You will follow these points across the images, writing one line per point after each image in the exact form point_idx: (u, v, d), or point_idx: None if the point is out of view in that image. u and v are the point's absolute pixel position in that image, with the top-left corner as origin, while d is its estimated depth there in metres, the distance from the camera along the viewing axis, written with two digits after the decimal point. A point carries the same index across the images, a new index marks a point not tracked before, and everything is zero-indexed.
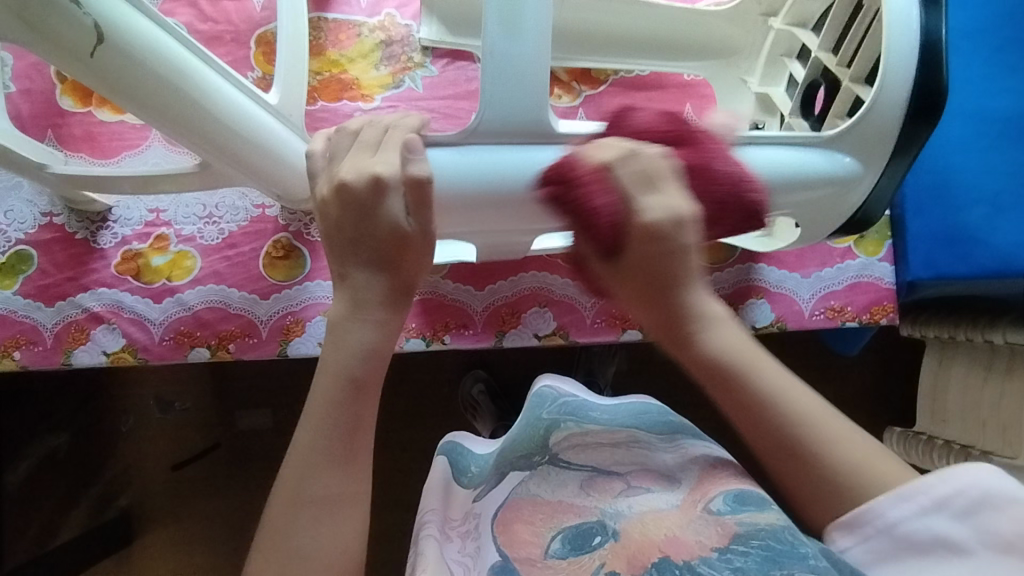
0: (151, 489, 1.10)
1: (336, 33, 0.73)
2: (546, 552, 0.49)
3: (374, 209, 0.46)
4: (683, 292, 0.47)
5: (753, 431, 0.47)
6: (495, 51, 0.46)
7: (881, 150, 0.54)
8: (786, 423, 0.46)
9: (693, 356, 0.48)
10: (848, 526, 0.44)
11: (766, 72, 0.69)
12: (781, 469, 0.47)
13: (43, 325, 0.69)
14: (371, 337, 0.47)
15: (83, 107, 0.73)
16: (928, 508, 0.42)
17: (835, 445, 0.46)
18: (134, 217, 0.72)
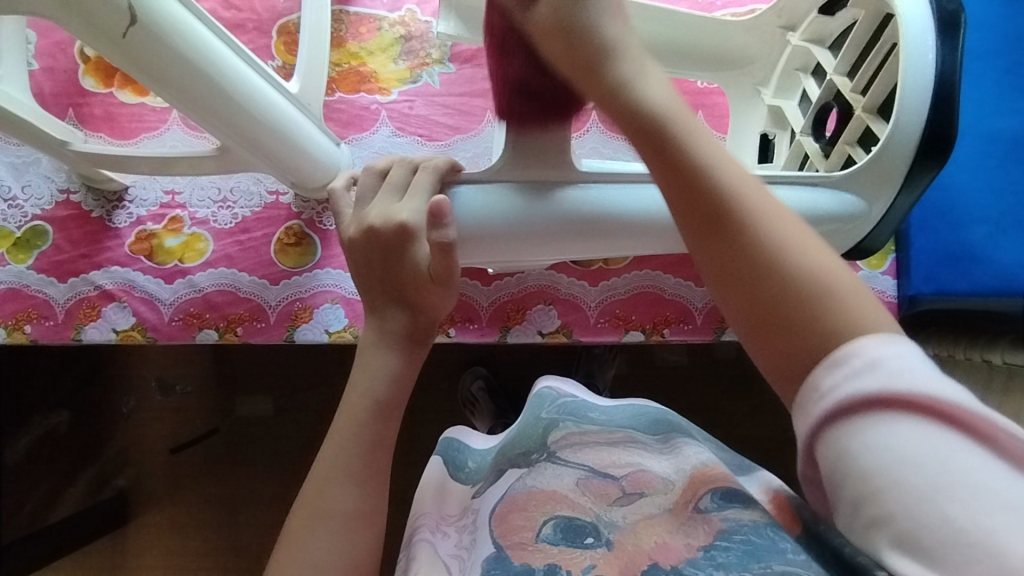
0: (148, 469, 1.11)
1: (357, 26, 0.74)
2: (537, 536, 0.50)
3: (399, 252, 0.48)
4: (608, 73, 0.43)
5: (691, 222, 0.41)
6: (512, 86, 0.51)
7: (888, 184, 0.55)
8: (729, 209, 0.40)
9: (619, 113, 0.43)
10: (798, 403, 0.37)
11: (780, 85, 0.70)
12: (727, 275, 0.39)
13: (55, 300, 0.71)
14: (394, 364, 0.49)
15: (104, 88, 0.74)
16: (844, 384, 0.34)
17: (793, 247, 0.39)
18: (150, 198, 0.73)
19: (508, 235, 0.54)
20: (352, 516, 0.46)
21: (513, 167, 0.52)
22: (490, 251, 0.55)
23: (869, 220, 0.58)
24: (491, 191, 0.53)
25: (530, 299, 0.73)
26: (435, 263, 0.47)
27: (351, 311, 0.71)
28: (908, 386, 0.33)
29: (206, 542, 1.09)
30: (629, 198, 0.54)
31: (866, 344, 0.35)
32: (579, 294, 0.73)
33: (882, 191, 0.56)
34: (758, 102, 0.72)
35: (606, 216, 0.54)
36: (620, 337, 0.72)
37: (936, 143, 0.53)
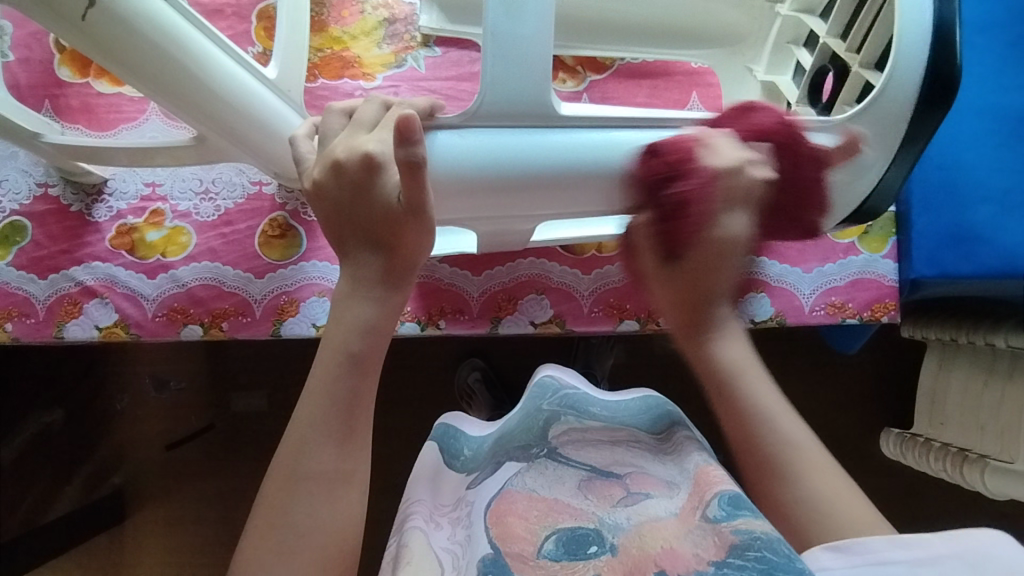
0: (143, 467, 1.10)
1: (339, 9, 0.72)
2: (539, 552, 0.48)
3: (369, 186, 0.46)
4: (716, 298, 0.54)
5: (736, 439, 0.52)
6: (496, 33, 0.45)
7: (893, 133, 0.53)
8: (768, 435, 0.51)
9: (706, 359, 0.54)
10: (839, 548, 0.45)
11: (772, 60, 0.67)
12: (765, 487, 0.50)
13: (36, 297, 0.69)
14: (371, 314, 0.48)
15: (81, 78, 0.72)
16: (921, 561, 0.43)
17: (810, 474, 0.50)
18: (130, 191, 0.71)
19: (483, 188, 0.50)
20: (327, 475, 0.46)
21: (496, 112, 0.48)
22: (467, 206, 0.51)
23: (869, 176, 0.56)
24: (468, 136, 0.49)
25: (521, 289, 0.71)
26: (405, 189, 0.44)
27: None
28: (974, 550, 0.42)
29: (204, 539, 1.08)
30: (615, 146, 0.51)
31: (921, 538, 0.44)
32: (571, 282, 0.71)
33: (888, 139, 0.54)
34: (751, 80, 0.69)
35: (589, 172, 0.51)
36: (614, 326, 0.71)
37: (937, 90, 0.51)
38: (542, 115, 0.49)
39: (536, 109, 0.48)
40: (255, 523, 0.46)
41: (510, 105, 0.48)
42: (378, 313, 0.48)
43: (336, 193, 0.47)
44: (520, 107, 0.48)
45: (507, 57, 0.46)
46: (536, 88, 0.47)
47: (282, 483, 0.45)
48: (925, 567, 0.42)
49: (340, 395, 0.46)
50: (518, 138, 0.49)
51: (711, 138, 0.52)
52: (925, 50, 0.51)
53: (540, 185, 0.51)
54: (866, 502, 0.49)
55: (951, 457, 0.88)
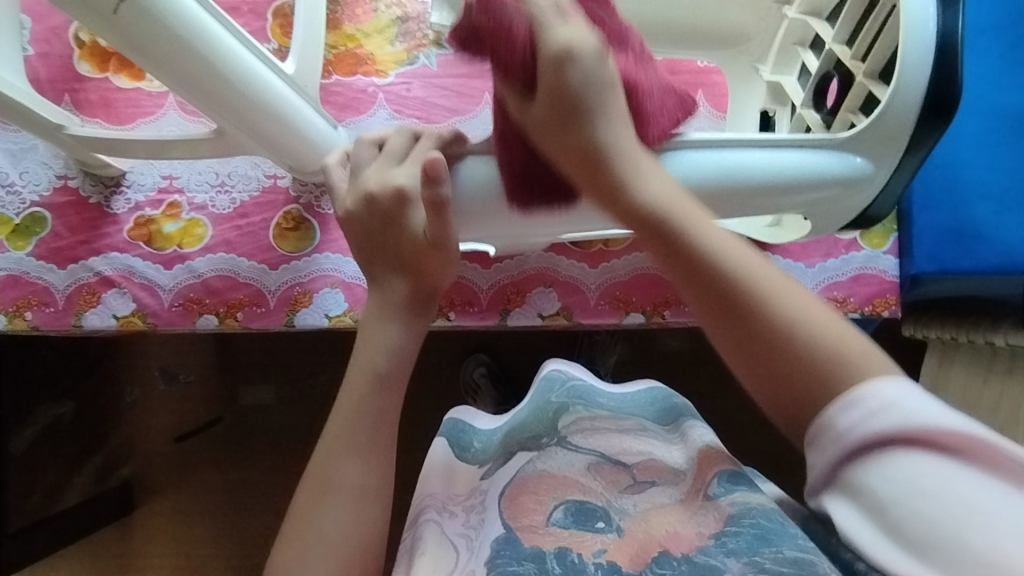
0: (153, 458, 1.12)
1: (353, 7, 0.74)
2: (548, 520, 0.51)
3: (398, 218, 0.49)
4: (589, 115, 0.44)
5: (697, 297, 0.43)
6: None
7: (893, 146, 0.55)
8: (723, 262, 0.43)
9: (624, 207, 0.45)
10: (814, 439, 0.40)
11: (778, 61, 0.69)
12: (766, 334, 0.41)
13: (56, 286, 0.70)
14: (398, 338, 0.49)
15: (100, 73, 0.74)
16: (874, 412, 0.38)
17: (791, 307, 0.42)
18: (148, 183, 0.72)
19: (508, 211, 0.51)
20: (353, 475, 0.47)
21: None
22: (486, 227, 0.53)
23: (873, 186, 0.57)
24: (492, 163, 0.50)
25: (529, 282, 0.72)
26: (431, 226, 0.48)
27: (351, 294, 0.71)
28: (922, 416, 0.37)
29: (212, 530, 1.10)
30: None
31: (876, 384, 0.39)
32: (579, 276, 0.73)
33: (888, 155, 0.55)
34: (756, 78, 0.71)
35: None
36: (620, 319, 0.72)
37: (940, 102, 0.52)
38: None
39: None
40: (288, 523, 0.47)
41: None
42: (404, 333, 0.49)
43: (363, 219, 0.50)
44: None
45: None
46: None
47: (313, 488, 0.47)
48: (877, 419, 0.37)
49: (366, 386, 0.48)
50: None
51: (717, 156, 0.53)
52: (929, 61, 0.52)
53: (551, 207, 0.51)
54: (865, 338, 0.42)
55: None
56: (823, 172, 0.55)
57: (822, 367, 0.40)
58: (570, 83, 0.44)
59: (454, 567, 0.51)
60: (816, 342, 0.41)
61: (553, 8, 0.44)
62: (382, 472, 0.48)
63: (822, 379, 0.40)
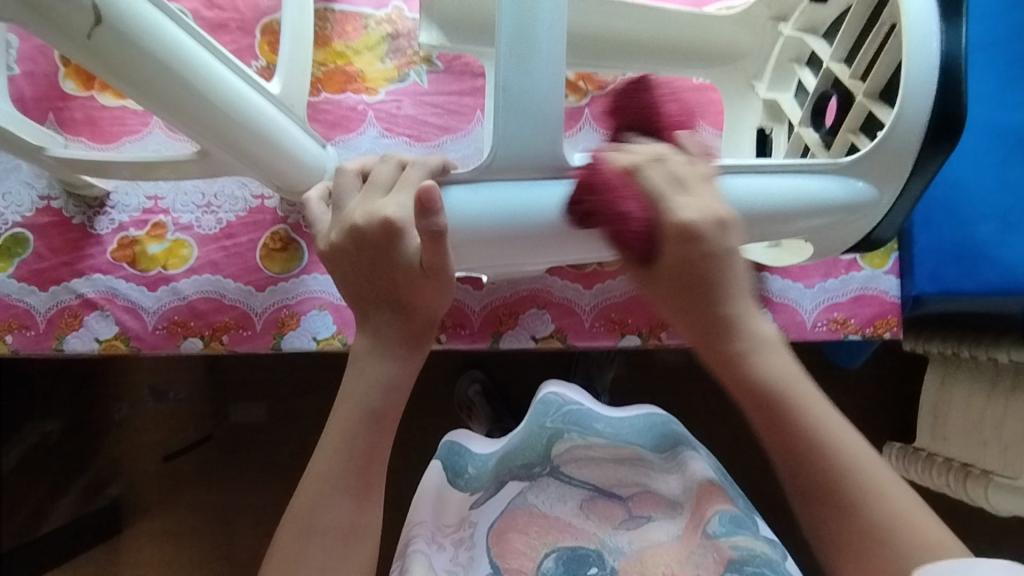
0: (141, 478, 1.09)
1: (342, 24, 0.72)
2: (540, 569, 0.50)
3: (388, 250, 0.45)
4: (733, 300, 0.48)
5: (780, 458, 0.47)
6: (507, 85, 0.44)
7: (899, 170, 0.54)
8: (817, 459, 0.46)
9: (668, 242, 0.45)
10: None
11: (773, 78, 0.68)
12: (820, 516, 0.46)
13: (37, 309, 0.69)
14: (392, 373, 0.47)
15: (85, 91, 0.72)
16: None
17: (791, 377, 0.48)
18: (133, 203, 0.71)
19: (506, 235, 0.49)
20: (341, 525, 0.45)
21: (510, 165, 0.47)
22: (482, 253, 0.50)
23: (878, 210, 0.56)
24: (481, 191, 0.48)
25: (522, 303, 0.71)
26: (426, 254, 0.44)
27: (340, 317, 0.69)
28: None
29: (201, 552, 1.07)
30: None
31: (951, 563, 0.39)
32: (573, 297, 0.71)
33: (892, 179, 0.54)
34: (752, 95, 0.70)
35: None
36: (616, 341, 0.71)
37: (945, 124, 0.51)
38: (552, 165, 0.47)
39: (547, 160, 0.47)
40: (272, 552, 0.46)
41: (526, 157, 0.46)
42: (398, 368, 0.47)
43: (351, 256, 0.46)
44: (528, 160, 0.47)
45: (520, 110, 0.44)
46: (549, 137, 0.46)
47: (294, 530, 0.45)
48: None
49: (360, 419, 0.47)
50: (528, 190, 0.48)
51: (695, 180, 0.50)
52: (934, 84, 0.51)
53: (546, 235, 0.49)
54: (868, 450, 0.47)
55: (953, 472, 0.89)
56: (824, 198, 0.53)
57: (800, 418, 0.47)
58: (673, 218, 0.45)
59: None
60: (876, 534, 0.44)
61: (671, 181, 0.46)
62: (373, 516, 0.47)
63: (867, 538, 0.44)
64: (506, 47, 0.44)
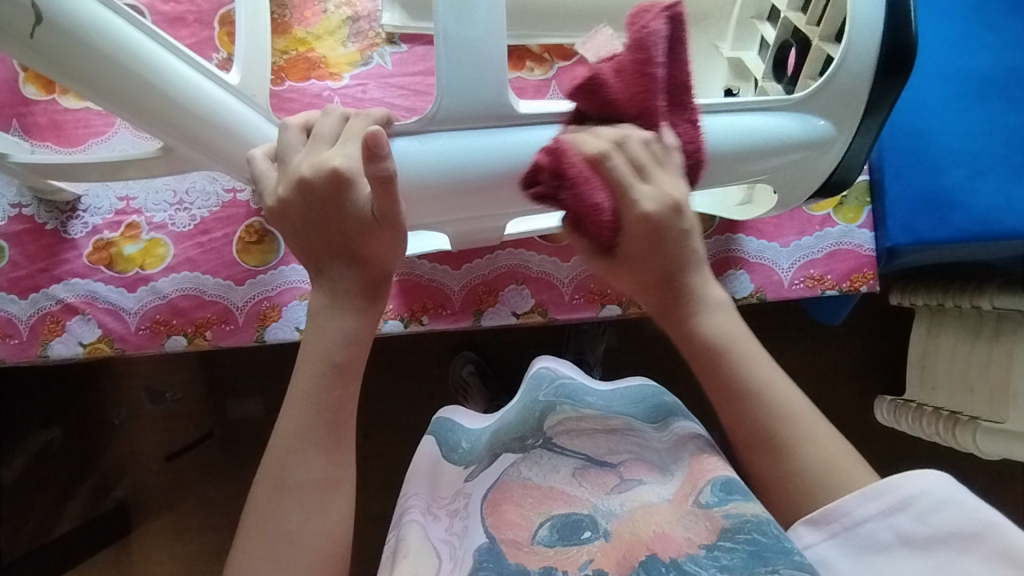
0: (144, 479, 1.10)
1: (301, 10, 0.72)
2: (534, 538, 0.49)
3: (339, 202, 0.44)
4: (702, 277, 0.50)
5: (721, 411, 0.49)
6: (448, 34, 0.45)
7: (853, 107, 0.54)
8: (753, 409, 0.48)
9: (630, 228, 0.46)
10: (818, 519, 0.45)
11: (737, 37, 0.67)
12: (749, 463, 0.49)
13: (18, 317, 0.69)
14: (351, 326, 0.48)
15: (47, 95, 0.72)
16: (893, 508, 0.44)
17: (752, 368, 0.49)
18: (105, 206, 0.71)
19: (455, 191, 0.50)
20: (317, 482, 0.46)
21: (455, 116, 0.48)
22: (438, 209, 0.51)
23: (835, 152, 0.57)
24: (427, 141, 0.48)
25: (501, 280, 0.71)
26: (378, 203, 0.44)
27: None
28: (943, 521, 0.42)
29: (212, 546, 1.09)
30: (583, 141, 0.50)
31: (887, 484, 0.45)
32: (551, 271, 0.71)
33: (847, 115, 0.55)
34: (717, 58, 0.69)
35: None
36: (596, 312, 0.71)
37: (895, 58, 0.52)
38: (498, 113, 0.48)
39: (495, 109, 0.48)
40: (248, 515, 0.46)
41: (468, 107, 0.47)
42: (358, 323, 0.48)
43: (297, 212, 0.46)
44: (472, 108, 0.48)
45: (462, 59, 0.46)
46: (491, 86, 0.47)
47: (268, 493, 0.46)
48: (896, 514, 0.44)
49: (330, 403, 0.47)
50: (476, 140, 0.49)
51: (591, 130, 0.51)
52: (882, 15, 0.52)
53: (497, 183, 0.50)
54: (843, 448, 0.48)
55: (942, 421, 0.89)
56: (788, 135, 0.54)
57: (764, 417, 0.48)
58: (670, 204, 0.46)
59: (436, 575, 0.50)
60: (791, 481, 0.47)
61: (653, 156, 0.46)
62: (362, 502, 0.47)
63: (776, 483, 0.47)
64: (444, 1, 0.45)
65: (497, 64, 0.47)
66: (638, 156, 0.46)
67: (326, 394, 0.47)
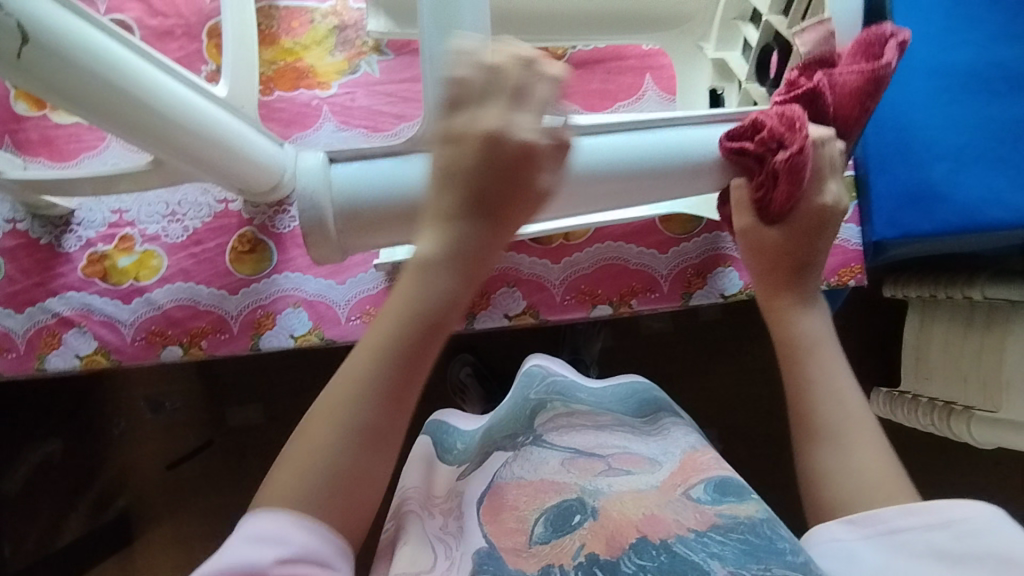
0: (147, 488, 1.11)
1: (288, 20, 0.72)
2: (530, 539, 0.49)
3: (528, 153, 0.43)
4: (814, 276, 0.55)
5: (793, 397, 0.52)
6: (433, 52, 0.46)
7: None
8: (825, 395, 0.51)
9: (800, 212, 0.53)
10: (855, 520, 0.45)
11: (720, 37, 0.68)
12: (803, 446, 0.50)
13: (15, 332, 0.69)
14: (446, 302, 0.45)
15: (38, 111, 0.72)
16: (934, 525, 0.43)
17: (830, 367, 0.52)
18: (98, 219, 0.71)
19: None
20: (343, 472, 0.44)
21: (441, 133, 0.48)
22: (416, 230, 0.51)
23: None
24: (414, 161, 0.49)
25: (492, 283, 0.72)
26: (549, 160, 0.45)
27: (314, 312, 0.70)
28: (984, 547, 0.42)
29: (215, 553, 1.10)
30: (645, 143, 0.51)
31: (931, 504, 0.44)
32: (542, 273, 0.72)
33: None
34: (701, 58, 0.70)
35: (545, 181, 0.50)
36: (588, 312, 0.72)
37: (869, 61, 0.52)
38: None
39: None
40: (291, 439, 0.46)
41: None
42: (447, 303, 0.45)
43: (490, 172, 0.44)
44: None
45: (449, 75, 0.46)
46: None
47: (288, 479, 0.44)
48: (936, 530, 0.43)
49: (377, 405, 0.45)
50: None
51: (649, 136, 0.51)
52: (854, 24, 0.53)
53: None
54: (895, 471, 0.48)
55: (936, 411, 0.90)
56: None
57: (825, 410, 0.50)
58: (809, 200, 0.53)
59: (431, 569, 0.50)
60: (834, 475, 0.48)
61: (832, 162, 0.52)
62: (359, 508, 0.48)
63: (818, 475, 0.49)
64: (431, 19, 0.46)
65: None
66: (832, 157, 0.52)
67: (389, 361, 0.44)
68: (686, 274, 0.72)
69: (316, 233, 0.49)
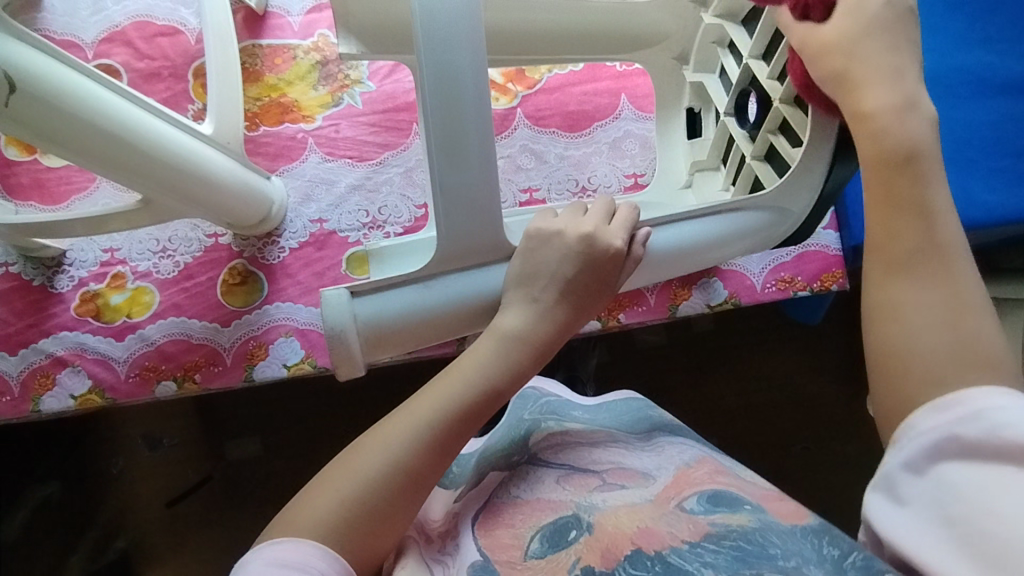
0: (147, 527, 1.10)
1: (272, 57, 0.74)
2: (525, 553, 0.49)
3: (612, 254, 0.55)
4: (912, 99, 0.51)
5: (879, 228, 0.50)
6: (444, 187, 0.49)
7: (809, 195, 0.58)
8: (920, 232, 0.48)
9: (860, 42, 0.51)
10: (897, 441, 0.44)
11: (699, 60, 0.70)
12: (881, 282, 0.49)
13: (9, 374, 0.70)
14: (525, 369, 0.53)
15: (28, 155, 0.74)
16: (961, 420, 0.41)
17: (933, 205, 0.49)
18: (89, 259, 0.72)
19: (454, 321, 0.55)
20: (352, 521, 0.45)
21: (454, 252, 0.52)
22: (437, 336, 0.56)
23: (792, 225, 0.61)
24: (433, 287, 0.53)
25: None
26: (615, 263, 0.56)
27: (306, 341, 0.71)
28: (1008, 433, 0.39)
29: None
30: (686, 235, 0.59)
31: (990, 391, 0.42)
32: None
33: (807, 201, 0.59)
34: (677, 77, 0.72)
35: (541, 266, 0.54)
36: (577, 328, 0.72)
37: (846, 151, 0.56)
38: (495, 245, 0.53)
39: (489, 241, 0.53)
40: (327, 471, 0.49)
41: (464, 245, 0.52)
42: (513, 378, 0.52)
43: (582, 262, 0.55)
44: (468, 242, 0.52)
45: (459, 202, 0.50)
46: (488, 223, 0.52)
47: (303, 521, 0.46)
48: (965, 426, 0.41)
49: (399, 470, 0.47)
50: (473, 279, 0.54)
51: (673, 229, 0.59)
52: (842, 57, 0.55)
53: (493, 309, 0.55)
54: (983, 332, 0.46)
55: None
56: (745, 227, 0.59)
57: (917, 255, 0.48)
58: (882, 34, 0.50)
59: None
60: (905, 310, 0.47)
61: None
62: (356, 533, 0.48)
63: (888, 309, 0.48)
64: (437, 155, 0.49)
65: (491, 202, 0.51)
66: None
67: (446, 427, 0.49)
68: (671, 286, 0.73)
69: (343, 358, 0.53)
